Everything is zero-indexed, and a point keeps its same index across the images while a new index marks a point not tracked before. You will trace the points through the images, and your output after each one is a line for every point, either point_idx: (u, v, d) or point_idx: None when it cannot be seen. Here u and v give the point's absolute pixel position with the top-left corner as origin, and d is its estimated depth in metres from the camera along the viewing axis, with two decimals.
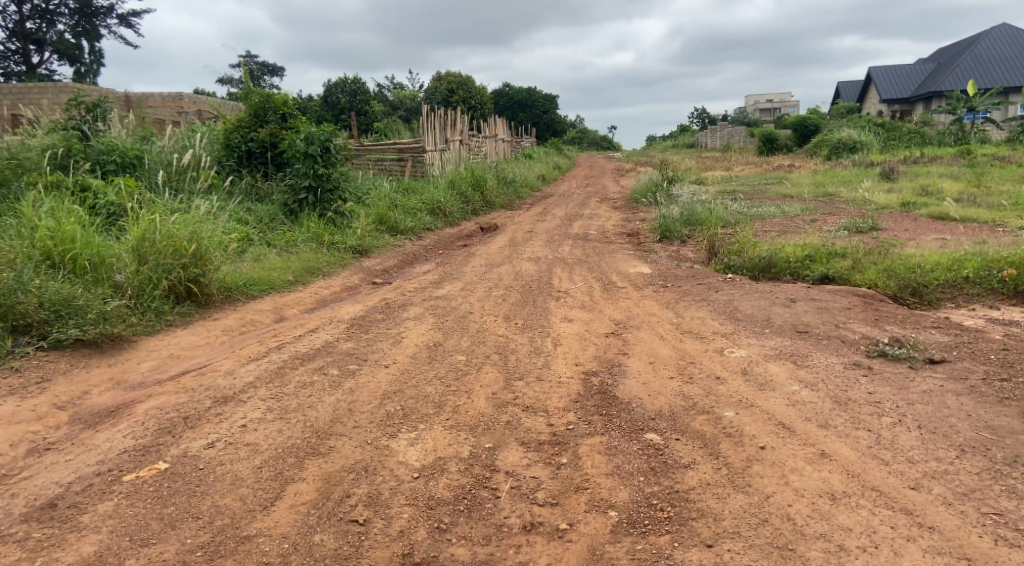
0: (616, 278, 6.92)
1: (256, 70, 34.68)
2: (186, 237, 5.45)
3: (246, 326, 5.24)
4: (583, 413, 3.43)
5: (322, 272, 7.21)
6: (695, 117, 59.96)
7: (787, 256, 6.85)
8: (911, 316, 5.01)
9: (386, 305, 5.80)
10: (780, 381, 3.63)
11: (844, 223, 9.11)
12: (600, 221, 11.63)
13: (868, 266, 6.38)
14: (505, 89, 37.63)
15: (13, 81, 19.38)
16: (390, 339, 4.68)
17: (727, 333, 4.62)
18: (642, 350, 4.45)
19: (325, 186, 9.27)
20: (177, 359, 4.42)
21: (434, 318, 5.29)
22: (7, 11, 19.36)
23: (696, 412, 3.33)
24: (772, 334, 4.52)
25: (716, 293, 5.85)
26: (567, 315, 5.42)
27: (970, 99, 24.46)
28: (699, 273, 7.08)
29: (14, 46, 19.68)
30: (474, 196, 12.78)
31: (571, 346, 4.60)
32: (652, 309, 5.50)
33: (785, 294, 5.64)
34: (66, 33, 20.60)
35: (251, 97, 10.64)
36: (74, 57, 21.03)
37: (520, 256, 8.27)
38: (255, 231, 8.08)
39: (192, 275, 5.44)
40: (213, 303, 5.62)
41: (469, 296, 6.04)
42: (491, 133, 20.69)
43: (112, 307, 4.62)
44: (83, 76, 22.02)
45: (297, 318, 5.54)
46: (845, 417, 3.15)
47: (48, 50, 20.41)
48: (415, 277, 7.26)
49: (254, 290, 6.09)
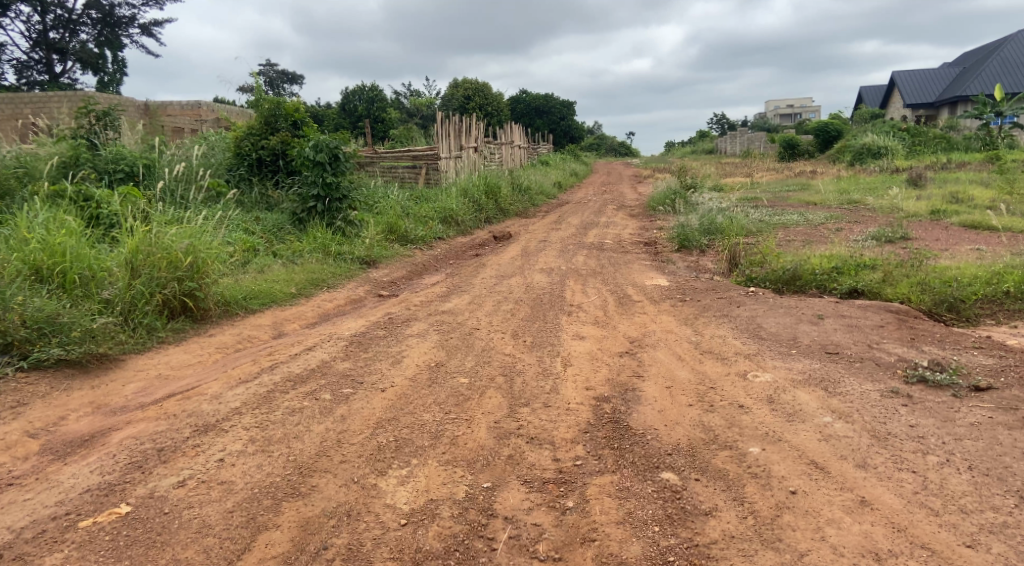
0: (631, 290, 6.63)
1: (275, 78, 34.96)
2: (183, 250, 5.24)
3: (242, 343, 5.01)
4: (593, 446, 3.13)
5: (326, 284, 6.98)
6: (715, 123, 59.40)
7: (813, 269, 6.49)
8: (950, 335, 4.64)
9: (389, 320, 5.54)
10: (810, 411, 3.29)
11: (872, 232, 8.72)
12: (616, 229, 11.34)
13: (901, 279, 6.02)
14: (523, 96, 37.44)
15: (36, 90, 19.55)
16: (390, 359, 4.41)
17: (749, 354, 4.29)
18: (658, 373, 4.13)
19: (334, 195, 9.05)
20: (165, 380, 4.21)
21: (438, 336, 5.01)
22: (31, 21, 19.54)
23: (717, 447, 3.01)
24: (800, 356, 4.19)
25: (737, 308, 5.52)
26: (578, 332, 5.13)
27: (998, 104, 23.79)
28: (719, 286, 6.75)
29: (38, 56, 19.84)
30: (487, 203, 12.52)
31: (581, 367, 4.30)
32: (669, 325, 5.19)
33: (812, 310, 5.29)
34: (89, 43, 20.74)
35: (262, 104, 10.49)
36: (97, 67, 21.17)
37: (533, 266, 7.98)
38: (261, 242, 7.90)
39: (187, 289, 5.23)
40: (210, 318, 5.40)
41: (477, 311, 5.77)
42: (507, 139, 20.47)
43: (100, 324, 4.42)
44: (106, 86, 22.21)
45: (297, 333, 5.29)
46: (887, 455, 2.81)
47: (70, 60, 20.54)
48: (422, 289, 7.01)
49: (254, 304, 5.87)
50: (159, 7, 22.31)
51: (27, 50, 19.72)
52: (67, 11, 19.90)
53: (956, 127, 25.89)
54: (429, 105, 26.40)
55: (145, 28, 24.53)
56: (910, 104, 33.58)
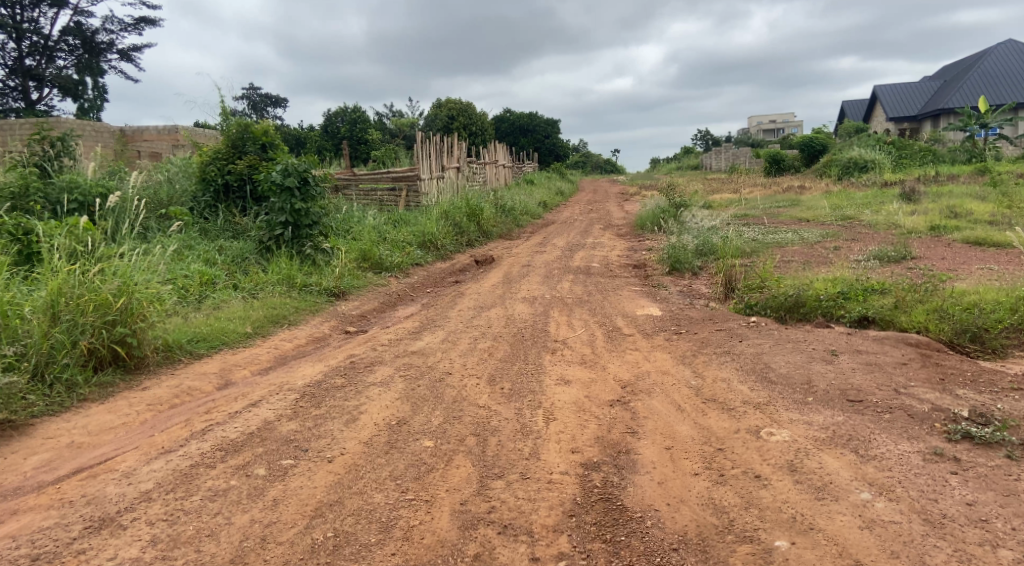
0: (622, 321, 6.06)
1: (258, 103, 34.51)
2: (113, 291, 4.60)
3: (181, 397, 4.39)
4: (580, 538, 2.57)
5: (287, 321, 6.36)
6: (699, 140, 59.50)
7: (817, 294, 5.95)
8: (982, 372, 4.11)
9: (351, 364, 4.92)
10: (843, 485, 2.75)
11: (874, 251, 8.24)
12: (603, 251, 10.79)
13: (915, 305, 5.51)
14: (507, 116, 37.16)
15: (11, 118, 18.77)
16: (344, 418, 3.79)
17: (759, 403, 3.70)
18: (655, 429, 3.54)
19: (303, 222, 8.43)
20: (76, 450, 3.57)
21: (404, 384, 4.39)
22: (6, 48, 18.89)
23: (734, 539, 2.50)
24: (819, 406, 3.61)
25: (740, 343, 4.94)
26: (563, 375, 4.53)
27: (982, 115, 23.58)
28: (717, 315, 6.19)
29: (13, 83, 19.14)
30: (469, 226, 11.95)
31: (566, 422, 3.70)
32: (665, 366, 4.60)
33: (823, 345, 4.73)
34: (67, 69, 20.05)
35: (229, 127, 9.91)
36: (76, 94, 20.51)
37: (514, 295, 7.40)
38: (222, 274, 7.32)
39: (119, 335, 4.61)
40: (147, 367, 4.78)
41: (450, 350, 5.17)
42: (491, 158, 19.98)
43: (3, 383, 3.78)
44: (85, 112, 21.48)
45: (246, 383, 4.67)
46: (948, 551, 2.35)
47: (47, 87, 19.83)
48: (394, 323, 6.43)
49: (201, 348, 5.25)
50: (139, 33, 21.75)
51: (2, 77, 19.03)
52: (44, 37, 19.32)
53: (942, 139, 25.69)
54: (411, 126, 25.94)
55: (125, 54, 23.90)
56: (893, 117, 33.51)
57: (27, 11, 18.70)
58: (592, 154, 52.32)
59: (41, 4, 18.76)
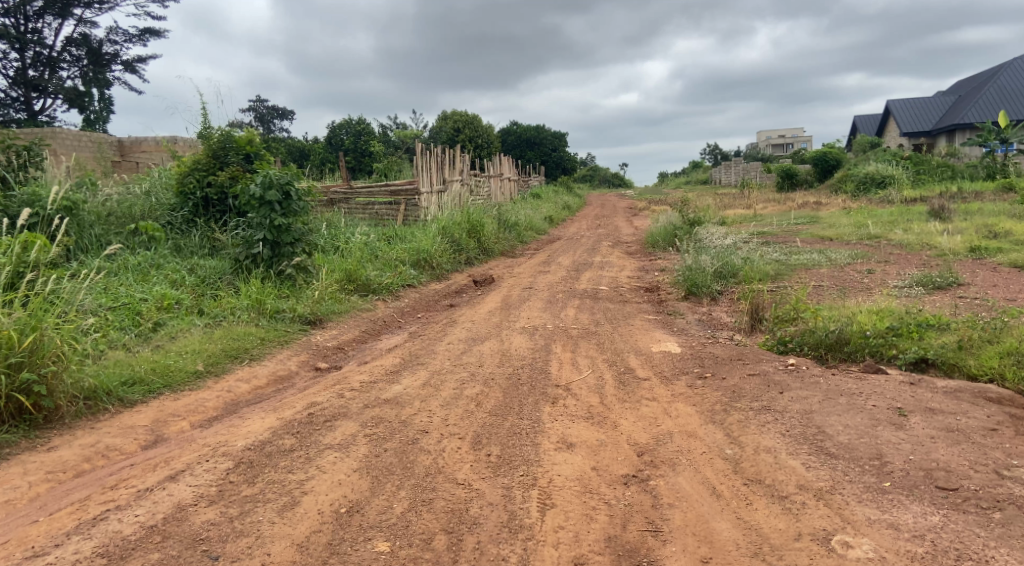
0: (636, 360, 5.19)
1: (266, 115, 34.05)
2: (18, 328, 3.81)
3: (93, 462, 3.56)
4: None
5: (248, 355, 5.50)
6: (708, 154, 58.82)
7: (864, 330, 5.05)
8: None
9: (310, 417, 4.05)
10: None
11: (915, 276, 7.35)
12: (612, 271, 9.94)
13: (985, 347, 4.61)
14: (514, 128, 36.50)
15: (12, 128, 18.04)
16: (283, 501, 2.93)
17: (821, 491, 2.83)
18: (685, 526, 2.68)
19: (282, 239, 7.56)
20: None
21: (368, 448, 3.53)
22: (8, 59, 18.28)
23: None
24: (902, 498, 2.74)
25: (782, 396, 4.05)
26: (564, 436, 3.65)
27: (1002, 130, 22.33)
28: (748, 353, 5.30)
29: (16, 94, 18.47)
30: (469, 242, 11.12)
31: (568, 512, 2.82)
32: (692, 426, 3.72)
33: (887, 401, 3.82)
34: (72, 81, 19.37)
35: (210, 136, 9.10)
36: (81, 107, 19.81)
37: (513, 325, 6.54)
38: (185, 297, 6.48)
39: (24, 383, 3.80)
40: (61, 418, 3.97)
41: (431, 400, 4.29)
42: (495, 171, 19.22)
43: None
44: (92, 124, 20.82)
45: (179, 441, 3.82)
46: None
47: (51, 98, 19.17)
48: (374, 358, 5.61)
49: (136, 393, 4.40)
50: (144, 44, 21.14)
51: (5, 89, 18.42)
52: (48, 48, 18.72)
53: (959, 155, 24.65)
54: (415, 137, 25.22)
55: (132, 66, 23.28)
56: (907, 132, 32.58)
57: (30, 22, 18.07)
58: (601, 169, 51.81)
59: (46, 14, 18.12)
